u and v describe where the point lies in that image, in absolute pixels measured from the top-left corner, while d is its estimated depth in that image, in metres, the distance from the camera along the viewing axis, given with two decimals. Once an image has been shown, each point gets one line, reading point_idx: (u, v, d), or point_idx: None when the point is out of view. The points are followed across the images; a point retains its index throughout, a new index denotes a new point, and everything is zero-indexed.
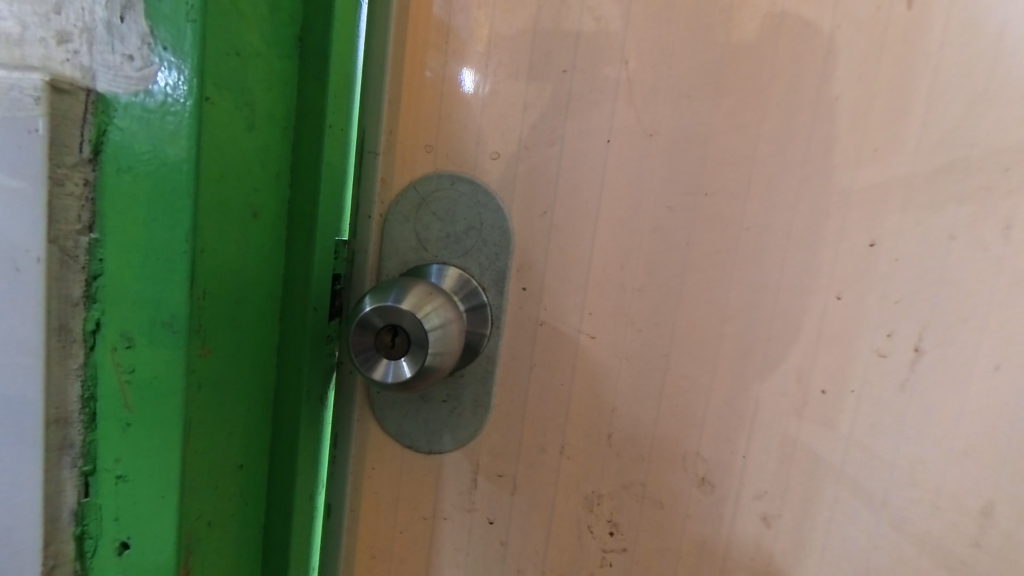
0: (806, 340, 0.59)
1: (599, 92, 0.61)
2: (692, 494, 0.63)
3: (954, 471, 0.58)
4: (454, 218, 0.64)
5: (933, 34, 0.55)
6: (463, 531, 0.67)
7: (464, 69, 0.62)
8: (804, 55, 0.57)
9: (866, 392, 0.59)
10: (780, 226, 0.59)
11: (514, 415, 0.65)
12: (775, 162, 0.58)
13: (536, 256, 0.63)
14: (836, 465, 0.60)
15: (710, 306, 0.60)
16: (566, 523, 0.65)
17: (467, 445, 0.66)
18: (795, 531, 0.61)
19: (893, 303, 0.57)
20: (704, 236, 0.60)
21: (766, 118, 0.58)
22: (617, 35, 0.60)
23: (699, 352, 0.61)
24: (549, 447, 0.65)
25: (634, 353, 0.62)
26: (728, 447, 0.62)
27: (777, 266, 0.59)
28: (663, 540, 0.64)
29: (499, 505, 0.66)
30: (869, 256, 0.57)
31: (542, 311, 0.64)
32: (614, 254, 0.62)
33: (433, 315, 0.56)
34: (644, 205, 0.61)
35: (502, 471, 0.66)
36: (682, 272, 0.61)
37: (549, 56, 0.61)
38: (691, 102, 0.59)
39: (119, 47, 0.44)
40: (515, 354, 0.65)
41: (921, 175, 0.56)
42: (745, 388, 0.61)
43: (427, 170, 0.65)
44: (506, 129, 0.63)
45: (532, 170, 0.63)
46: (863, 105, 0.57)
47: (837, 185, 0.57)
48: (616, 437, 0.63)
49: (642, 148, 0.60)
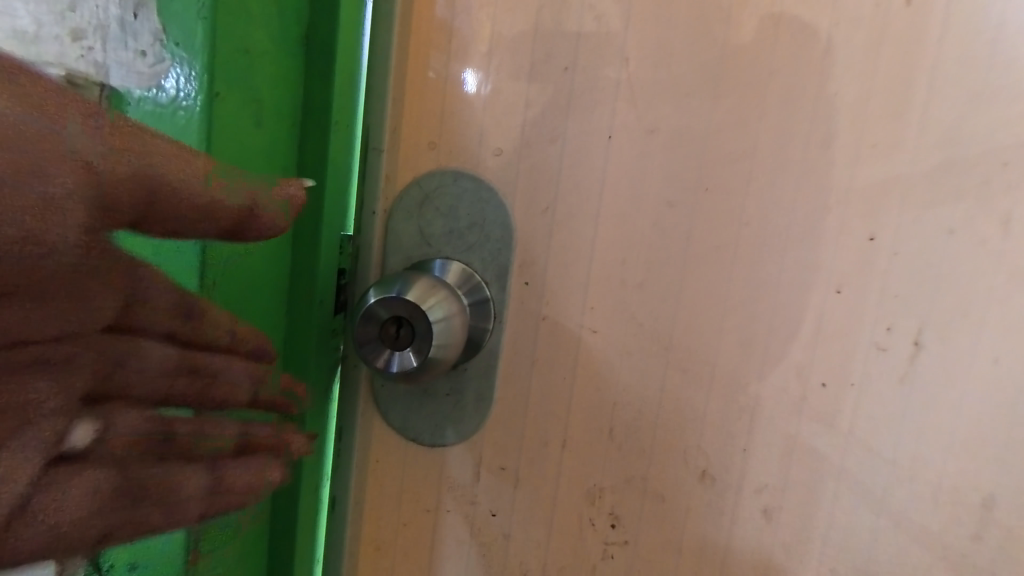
0: (806, 335, 0.60)
1: (600, 89, 0.61)
2: (694, 487, 0.63)
3: (954, 464, 0.59)
4: (457, 214, 0.65)
5: (931, 31, 0.55)
6: (465, 525, 0.68)
7: (467, 71, 0.63)
8: (803, 53, 0.58)
9: (866, 386, 0.59)
10: (780, 221, 0.59)
11: (517, 409, 0.66)
12: (774, 158, 0.59)
13: (538, 252, 0.64)
14: (837, 458, 0.60)
15: (711, 301, 0.61)
16: (568, 517, 0.66)
17: (470, 438, 0.67)
18: (796, 524, 0.62)
19: (893, 297, 0.58)
20: (704, 231, 0.61)
21: (766, 115, 0.59)
22: (618, 33, 0.61)
23: (701, 346, 0.62)
24: (551, 441, 0.65)
25: (636, 347, 0.63)
26: (729, 441, 0.62)
27: (778, 261, 0.59)
28: (664, 533, 0.64)
29: (502, 498, 0.67)
30: (868, 251, 0.58)
31: (544, 306, 0.64)
32: (615, 249, 0.62)
33: (437, 308, 0.57)
34: (646, 201, 0.62)
35: (504, 464, 0.67)
36: (683, 267, 0.61)
37: (551, 53, 0.62)
38: (692, 99, 0.60)
39: (132, 43, 0.45)
40: (518, 348, 0.65)
41: (919, 170, 0.57)
42: (746, 381, 0.61)
43: (430, 167, 0.65)
44: (508, 126, 0.63)
45: (534, 166, 0.63)
46: (861, 101, 0.57)
47: (836, 180, 0.58)
48: (617, 430, 0.64)
49: (643, 144, 0.61)
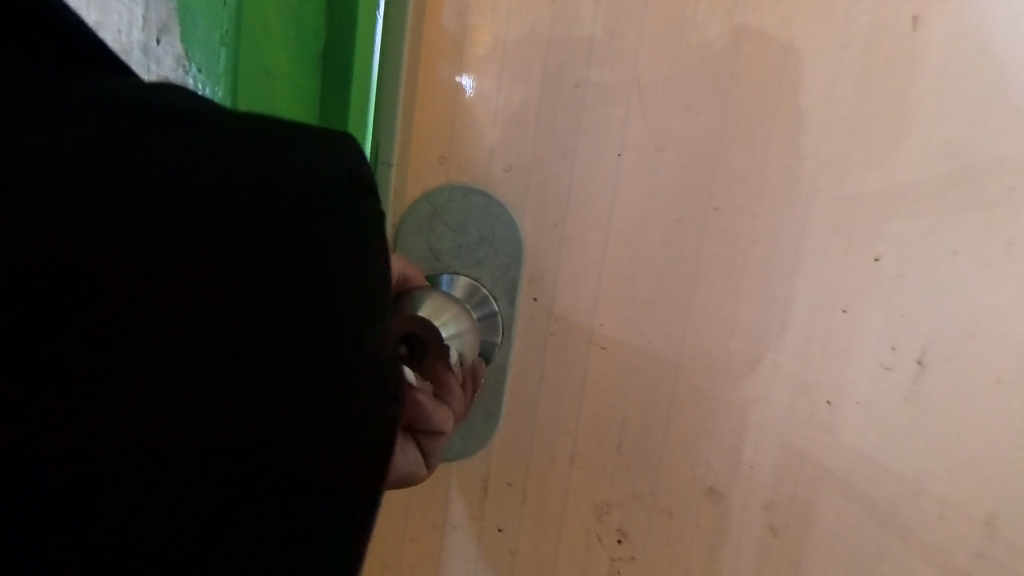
0: (813, 352, 0.60)
1: (611, 106, 0.62)
2: (701, 503, 0.63)
3: (958, 481, 0.59)
4: (465, 229, 0.65)
5: (937, 54, 0.56)
6: (472, 540, 0.68)
7: (463, 76, 0.63)
8: (812, 72, 0.58)
9: (871, 403, 0.60)
10: (787, 240, 0.60)
11: (524, 424, 0.66)
12: (782, 177, 0.59)
13: (547, 267, 0.64)
14: (843, 474, 0.61)
15: (718, 317, 0.61)
16: (575, 532, 0.66)
17: (476, 453, 0.67)
18: (801, 540, 0.62)
19: (898, 317, 0.58)
20: (713, 249, 0.61)
21: (774, 134, 0.59)
22: (629, 50, 0.61)
23: (708, 363, 0.62)
24: (559, 456, 0.65)
25: (644, 363, 0.63)
26: (736, 457, 0.62)
27: (785, 279, 0.60)
28: (671, 548, 0.64)
29: (509, 514, 0.67)
30: (874, 270, 0.59)
31: (553, 321, 0.64)
32: (625, 266, 0.63)
33: (449, 323, 0.57)
34: (655, 218, 0.62)
35: (511, 480, 0.66)
36: (691, 284, 0.62)
37: (562, 69, 0.62)
38: (702, 117, 0.60)
39: (154, 68, 0.48)
40: (526, 364, 0.65)
41: (924, 191, 0.57)
42: (754, 398, 0.62)
43: (440, 181, 0.65)
44: (518, 141, 0.63)
45: (544, 182, 0.63)
46: (868, 122, 0.58)
47: (843, 200, 0.59)
48: (626, 446, 0.64)
49: (652, 162, 0.62)
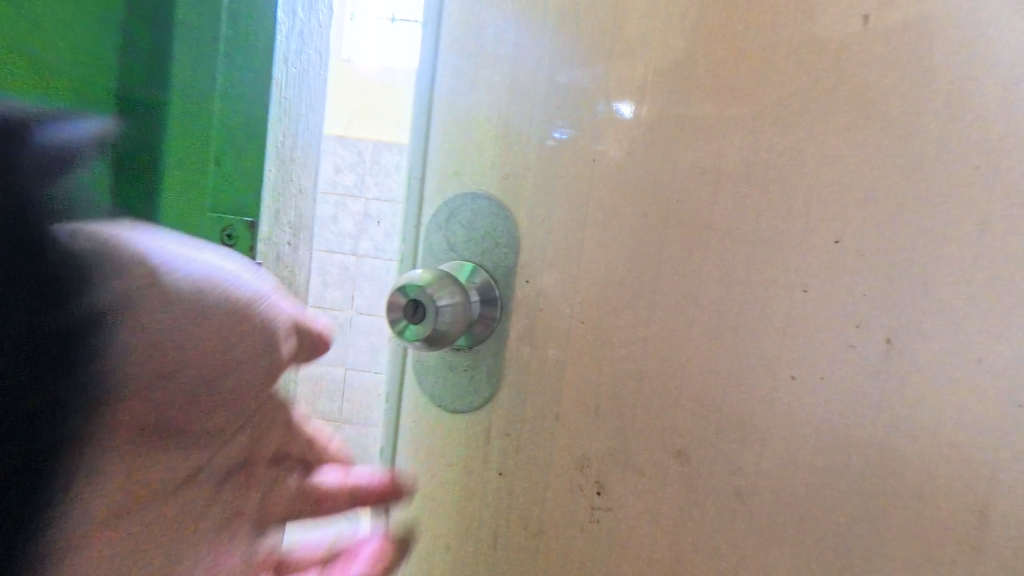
0: (774, 329, 0.65)
1: (586, 120, 0.74)
2: (670, 464, 0.71)
3: (940, 464, 0.58)
4: (474, 227, 0.81)
5: (892, 46, 0.59)
6: (478, 479, 0.83)
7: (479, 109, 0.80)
8: (766, 76, 0.65)
9: (834, 380, 0.62)
10: (746, 227, 0.66)
11: (519, 385, 0.79)
12: (740, 171, 0.66)
13: (536, 256, 0.78)
14: (808, 448, 0.64)
15: (683, 297, 0.69)
16: (561, 480, 0.77)
17: (481, 408, 0.82)
18: (767, 507, 0.66)
19: (859, 296, 0.61)
20: (677, 237, 0.69)
21: (731, 133, 0.66)
22: (601, 73, 0.73)
23: (674, 337, 0.70)
24: (546, 414, 0.78)
25: (618, 337, 0.73)
26: (702, 423, 0.69)
27: (745, 263, 0.66)
28: (644, 503, 0.73)
29: (506, 460, 0.81)
30: (834, 253, 0.62)
31: (541, 300, 0.78)
32: (599, 253, 0.74)
33: (445, 296, 0.75)
34: (625, 212, 0.72)
35: (508, 431, 0.80)
36: (658, 268, 0.70)
37: (547, 94, 0.76)
38: (665, 123, 0.70)
39: None
40: (519, 335, 0.79)
41: (886, 176, 0.60)
42: (717, 371, 0.68)
43: (455, 189, 0.83)
44: (513, 154, 0.79)
45: (533, 186, 0.78)
46: (823, 116, 0.62)
47: (801, 188, 0.63)
48: (603, 408, 0.74)
49: (622, 164, 0.72)
